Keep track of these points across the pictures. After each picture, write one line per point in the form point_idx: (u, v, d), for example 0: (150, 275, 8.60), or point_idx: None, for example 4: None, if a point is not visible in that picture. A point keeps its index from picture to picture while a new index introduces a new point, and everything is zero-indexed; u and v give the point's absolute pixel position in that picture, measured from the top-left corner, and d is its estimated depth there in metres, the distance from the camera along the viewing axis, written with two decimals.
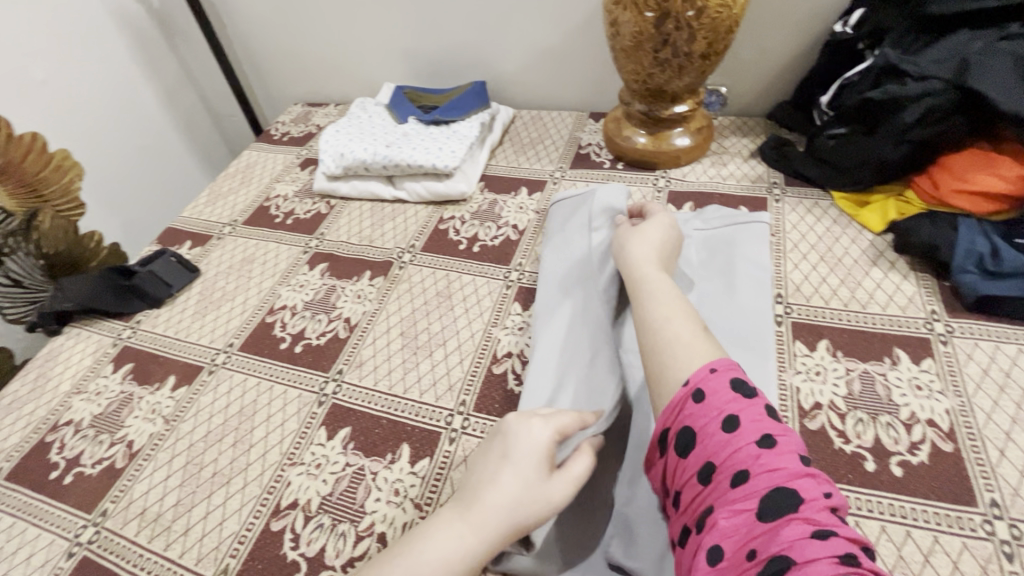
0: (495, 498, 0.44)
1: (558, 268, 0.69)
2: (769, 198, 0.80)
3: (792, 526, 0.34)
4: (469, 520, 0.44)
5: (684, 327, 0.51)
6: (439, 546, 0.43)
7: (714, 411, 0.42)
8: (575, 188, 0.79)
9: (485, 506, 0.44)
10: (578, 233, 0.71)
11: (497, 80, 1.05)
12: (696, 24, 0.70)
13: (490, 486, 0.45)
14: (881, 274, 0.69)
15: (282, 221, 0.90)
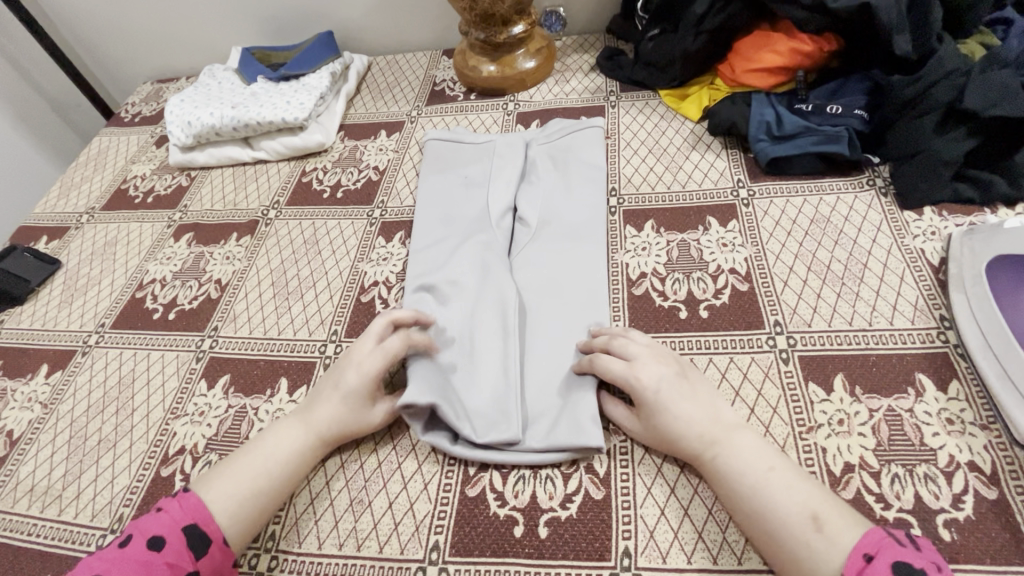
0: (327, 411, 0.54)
1: (451, 207, 0.75)
2: (605, 105, 0.87)
3: None
4: (304, 424, 0.54)
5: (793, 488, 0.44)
6: (279, 445, 0.53)
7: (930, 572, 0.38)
8: (450, 129, 0.84)
9: (318, 414, 0.54)
10: (473, 177, 0.77)
11: (346, 29, 1.05)
12: None
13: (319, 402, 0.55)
14: (698, 155, 0.77)
15: (143, 201, 0.88)
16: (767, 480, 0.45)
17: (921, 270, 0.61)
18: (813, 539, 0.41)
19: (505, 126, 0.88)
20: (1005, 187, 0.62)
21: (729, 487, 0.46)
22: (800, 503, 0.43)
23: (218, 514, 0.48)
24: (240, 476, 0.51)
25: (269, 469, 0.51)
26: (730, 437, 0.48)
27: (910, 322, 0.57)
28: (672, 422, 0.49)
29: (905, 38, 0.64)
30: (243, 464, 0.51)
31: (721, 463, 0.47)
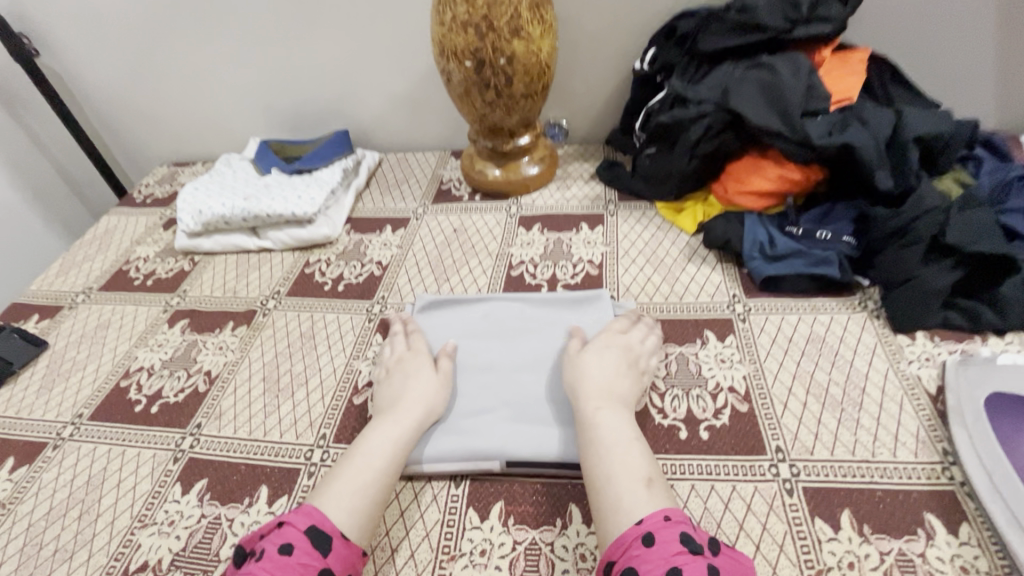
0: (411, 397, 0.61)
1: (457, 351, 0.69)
2: (604, 214, 0.91)
3: None
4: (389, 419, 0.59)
5: (631, 462, 0.51)
6: (377, 440, 0.56)
7: (659, 560, 0.42)
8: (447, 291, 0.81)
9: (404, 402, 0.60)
10: (479, 327, 0.72)
11: (360, 127, 1.11)
12: (510, 70, 0.78)
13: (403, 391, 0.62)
14: (694, 268, 0.79)
15: (142, 283, 0.89)
16: (622, 450, 0.52)
17: (920, 398, 0.61)
18: (638, 491, 0.48)
19: (507, 228, 0.91)
20: (993, 317, 0.64)
21: (596, 432, 0.53)
22: (638, 467, 0.50)
23: (340, 524, 0.49)
24: (350, 487, 0.52)
25: (376, 466, 0.54)
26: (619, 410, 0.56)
27: (913, 455, 0.56)
28: (584, 380, 0.59)
29: (885, 174, 0.69)
30: (347, 472, 0.53)
31: (599, 418, 0.55)
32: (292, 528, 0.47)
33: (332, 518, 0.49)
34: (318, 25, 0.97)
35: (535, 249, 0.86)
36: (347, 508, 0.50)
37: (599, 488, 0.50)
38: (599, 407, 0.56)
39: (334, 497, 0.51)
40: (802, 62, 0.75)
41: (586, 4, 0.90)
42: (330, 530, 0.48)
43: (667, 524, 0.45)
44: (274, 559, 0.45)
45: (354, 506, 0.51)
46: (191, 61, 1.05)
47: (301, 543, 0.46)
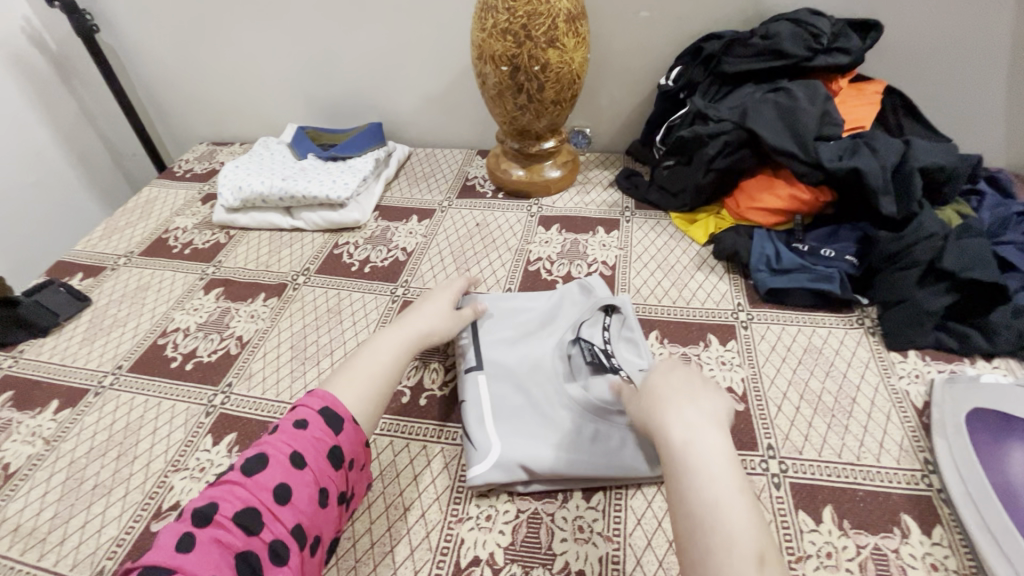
0: (418, 318, 0.69)
1: (499, 348, 0.70)
2: (620, 219, 0.95)
3: None
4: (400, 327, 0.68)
5: (731, 512, 0.44)
6: (387, 342, 0.66)
7: None
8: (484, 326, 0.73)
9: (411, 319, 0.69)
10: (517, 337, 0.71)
11: (393, 120, 1.16)
12: (543, 76, 0.83)
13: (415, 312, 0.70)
14: (703, 275, 0.84)
15: (180, 251, 0.94)
16: (724, 486, 0.46)
17: (906, 411, 0.65)
18: (745, 547, 0.42)
19: (527, 226, 0.95)
20: (982, 341, 0.68)
21: (687, 471, 0.47)
22: (737, 514, 0.44)
23: (348, 405, 0.58)
24: (357, 381, 0.61)
25: (386, 364, 0.63)
26: (709, 436, 0.50)
27: (895, 462, 0.60)
28: (665, 413, 0.52)
29: (890, 200, 0.73)
30: (360, 365, 0.62)
31: (693, 453, 0.48)
32: (295, 434, 0.54)
33: (343, 402, 0.58)
34: (362, 19, 1.02)
35: (552, 247, 0.91)
36: (350, 388, 0.59)
37: (703, 533, 0.44)
38: (689, 437, 0.49)
39: (344, 386, 0.60)
40: (819, 90, 0.79)
41: (618, 19, 0.95)
42: (329, 423, 0.55)
43: None
44: (276, 465, 0.52)
45: (358, 401, 0.59)
46: (238, 46, 1.11)
47: (314, 422, 0.55)
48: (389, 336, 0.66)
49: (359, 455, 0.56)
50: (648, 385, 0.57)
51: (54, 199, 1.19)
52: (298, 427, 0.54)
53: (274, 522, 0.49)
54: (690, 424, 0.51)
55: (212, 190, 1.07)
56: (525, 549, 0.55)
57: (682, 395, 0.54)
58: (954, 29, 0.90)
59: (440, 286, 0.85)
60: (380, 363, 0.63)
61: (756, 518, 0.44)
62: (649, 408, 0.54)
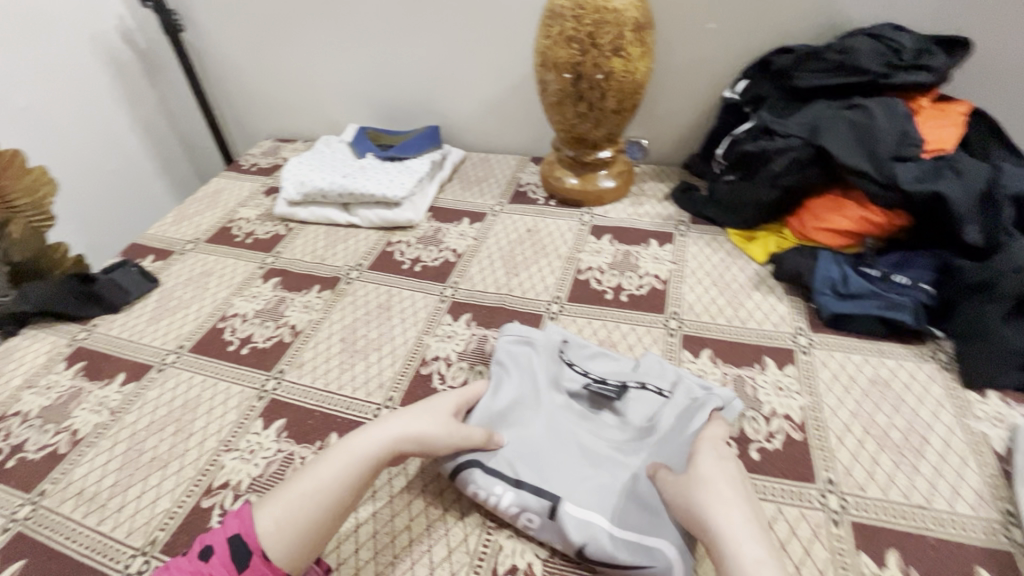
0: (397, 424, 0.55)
1: (541, 384, 0.64)
2: (675, 233, 0.93)
3: None
4: (370, 435, 0.54)
5: None
6: (343, 462, 0.52)
7: None
8: (521, 357, 0.67)
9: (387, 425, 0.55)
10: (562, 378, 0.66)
11: (450, 124, 1.18)
12: (605, 85, 0.83)
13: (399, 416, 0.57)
14: (760, 295, 0.80)
15: (242, 240, 0.98)
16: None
17: (986, 456, 0.60)
18: None
19: (578, 235, 0.94)
20: None
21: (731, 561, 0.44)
22: None
23: (266, 544, 0.48)
24: (291, 505, 0.50)
25: (324, 492, 0.51)
26: (749, 519, 0.47)
27: (971, 510, 0.55)
28: (702, 484, 0.49)
29: (974, 228, 0.68)
30: (300, 485, 0.51)
31: (733, 539, 0.45)
32: (223, 529, 0.49)
33: (260, 531, 0.49)
34: (427, 25, 1.05)
35: (603, 257, 0.89)
36: (276, 519, 0.49)
37: None
38: (731, 516, 0.46)
39: (275, 507, 0.50)
40: (899, 107, 0.75)
41: (684, 30, 0.94)
42: (252, 546, 0.48)
43: None
44: (193, 561, 0.48)
45: (285, 522, 0.49)
46: (308, 48, 1.15)
47: (219, 554, 0.47)
48: (350, 445, 0.54)
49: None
50: (691, 456, 0.53)
51: (132, 185, 1.26)
52: (202, 556, 0.48)
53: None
54: (728, 500, 0.48)
55: (275, 184, 1.12)
56: (567, 562, 0.53)
57: (721, 470, 0.51)
58: None
59: (488, 289, 0.85)
60: (329, 484, 0.51)
61: None
62: (681, 481, 0.51)
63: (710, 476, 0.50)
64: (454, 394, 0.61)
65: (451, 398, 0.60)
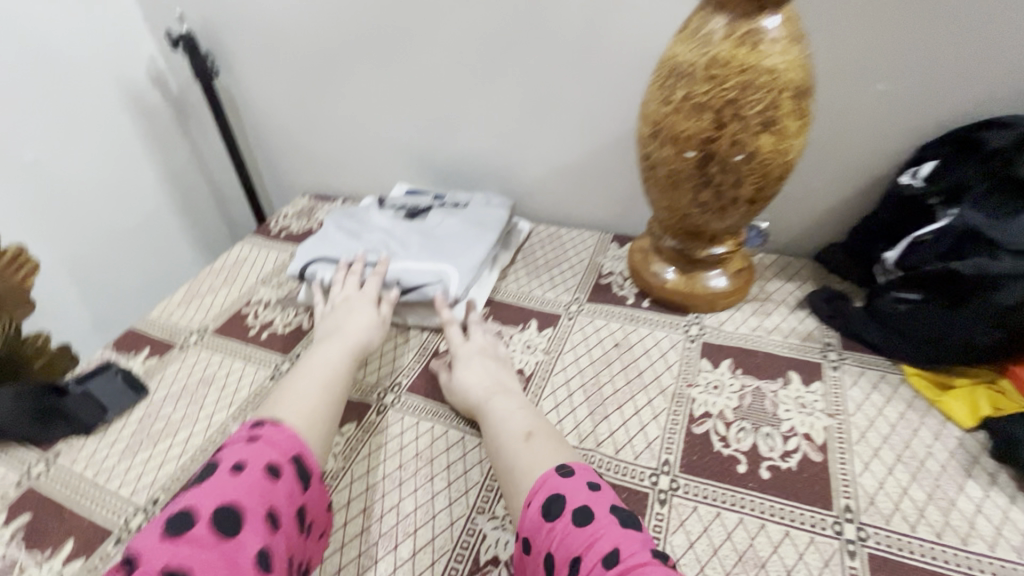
0: (354, 321, 0.69)
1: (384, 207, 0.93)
2: (824, 364, 0.68)
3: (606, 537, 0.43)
4: (338, 339, 0.67)
5: (523, 421, 0.57)
6: (329, 355, 0.64)
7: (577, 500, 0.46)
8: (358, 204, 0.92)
9: (349, 329, 0.68)
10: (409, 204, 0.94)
11: (515, 190, 0.97)
12: (745, 169, 0.60)
13: (345, 320, 0.69)
14: (980, 489, 0.54)
15: (256, 334, 0.79)
16: (520, 422, 0.57)
17: None
18: (519, 446, 0.54)
19: (686, 357, 0.70)
20: None
21: (491, 417, 0.59)
22: (520, 424, 0.57)
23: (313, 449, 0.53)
24: (313, 386, 0.60)
25: (329, 385, 0.60)
26: (507, 395, 0.61)
27: None
28: (474, 387, 0.63)
29: None
30: (309, 369, 0.62)
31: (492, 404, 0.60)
32: (271, 447, 0.50)
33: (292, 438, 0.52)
34: (497, 78, 0.86)
35: (726, 397, 0.65)
36: (296, 409, 0.56)
37: (512, 446, 0.54)
38: (492, 397, 0.61)
39: (296, 394, 0.58)
40: None
41: (840, 92, 0.70)
42: (310, 465, 0.51)
43: (586, 493, 0.47)
44: (233, 477, 0.46)
45: (316, 406, 0.57)
46: (356, 99, 0.98)
47: (259, 468, 0.48)
48: (326, 353, 0.65)
49: (321, 519, 0.51)
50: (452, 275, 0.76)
51: (152, 243, 1.12)
52: (235, 469, 0.47)
53: (246, 526, 0.44)
54: (489, 396, 0.61)
55: None
56: None
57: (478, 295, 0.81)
58: None
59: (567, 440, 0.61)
60: (338, 376, 0.62)
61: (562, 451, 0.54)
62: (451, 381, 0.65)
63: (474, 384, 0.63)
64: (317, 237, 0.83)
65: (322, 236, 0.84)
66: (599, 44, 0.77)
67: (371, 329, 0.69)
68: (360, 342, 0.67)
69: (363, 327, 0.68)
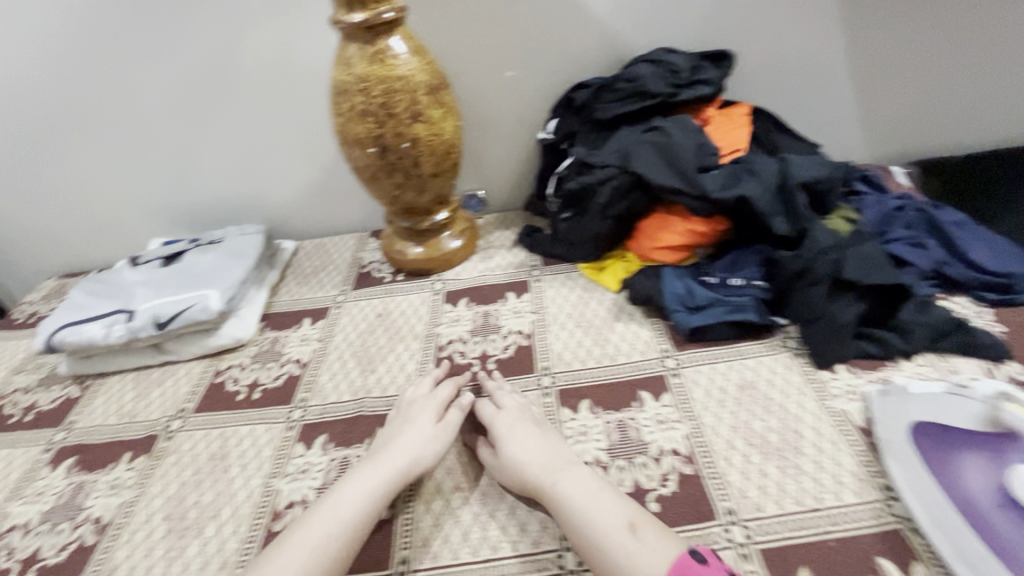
0: (404, 439, 0.61)
1: (136, 261, 0.96)
2: (530, 280, 0.91)
3: None
4: (378, 465, 0.58)
5: (603, 497, 0.53)
6: (353, 489, 0.55)
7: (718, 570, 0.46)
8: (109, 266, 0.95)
9: (391, 448, 0.60)
10: (162, 251, 0.98)
11: (272, 217, 1.06)
12: (415, 152, 0.78)
13: (400, 436, 0.61)
14: (623, 325, 0.80)
15: (20, 420, 0.78)
16: (597, 497, 0.53)
17: (852, 433, 0.62)
18: (625, 541, 0.49)
19: (433, 306, 0.88)
20: (898, 342, 0.69)
21: (562, 502, 0.53)
22: (617, 515, 0.51)
23: None
24: (333, 522, 0.52)
25: (343, 521, 0.53)
26: (570, 470, 0.56)
27: (856, 496, 0.56)
28: (525, 465, 0.57)
29: (781, 220, 0.73)
30: (321, 510, 0.53)
31: (563, 485, 0.54)
32: None
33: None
34: (219, 121, 0.95)
35: (463, 325, 0.84)
36: (299, 558, 0.49)
37: (590, 532, 0.50)
38: (555, 479, 0.55)
39: (295, 545, 0.50)
40: (689, 122, 0.80)
41: (485, 82, 0.94)
42: None
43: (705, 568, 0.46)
44: None
45: (326, 548, 0.50)
46: (81, 168, 0.99)
47: None
48: (343, 496, 0.55)
49: None
50: (208, 295, 0.82)
51: None
52: None
53: None
54: (557, 471, 0.56)
55: None
56: None
57: (245, 307, 0.88)
58: (795, 51, 0.96)
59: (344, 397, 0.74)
60: (346, 520, 0.53)
61: (631, 512, 0.51)
62: (506, 460, 0.59)
63: (528, 467, 0.57)
64: (64, 306, 0.85)
65: (69, 303, 0.86)
66: (295, 77, 0.91)
67: (428, 445, 0.61)
68: (415, 458, 0.60)
69: (421, 446, 0.61)
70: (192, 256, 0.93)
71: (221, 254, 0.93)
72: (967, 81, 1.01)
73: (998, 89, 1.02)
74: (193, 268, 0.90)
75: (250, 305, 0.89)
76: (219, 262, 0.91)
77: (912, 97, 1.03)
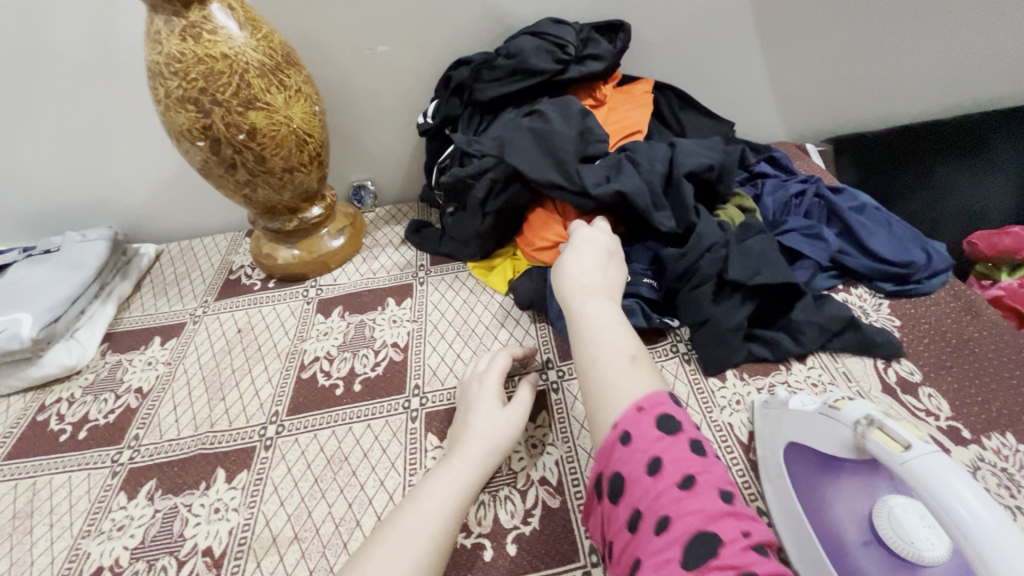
0: (480, 423, 0.55)
1: None
2: (414, 283, 0.82)
3: (724, 520, 0.36)
4: (459, 455, 0.52)
5: (620, 338, 0.51)
6: (442, 480, 0.50)
7: (637, 454, 0.41)
8: None
9: (468, 438, 0.54)
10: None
11: (128, 217, 0.93)
12: (255, 145, 0.67)
13: (465, 430, 0.55)
14: (507, 332, 0.72)
15: None
16: (617, 339, 0.51)
17: (733, 450, 0.57)
18: (623, 369, 0.48)
19: (303, 318, 0.78)
20: (790, 344, 0.64)
21: (580, 320, 0.54)
22: (621, 345, 0.50)
23: None
24: (409, 538, 0.44)
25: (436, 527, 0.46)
26: (605, 298, 0.56)
27: None
28: (571, 277, 0.59)
29: (665, 215, 0.66)
30: (406, 518, 0.46)
31: (586, 310, 0.55)
32: None
33: None
34: (37, 109, 0.80)
35: (333, 339, 0.74)
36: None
37: (593, 354, 0.50)
38: (587, 303, 0.55)
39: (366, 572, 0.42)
40: (571, 105, 0.72)
41: (354, 59, 0.82)
42: None
43: (641, 415, 0.43)
44: None
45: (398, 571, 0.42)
46: None
47: None
48: (430, 491, 0.49)
49: None
50: (21, 320, 0.70)
51: None
52: None
53: None
54: (591, 293, 0.56)
55: None
56: None
57: (80, 329, 0.77)
58: (701, 21, 0.88)
59: (184, 433, 0.65)
60: (440, 511, 0.47)
61: (635, 348, 0.50)
62: (561, 273, 0.60)
63: (568, 289, 0.58)
64: None
65: None
66: (121, 55, 0.77)
67: (508, 426, 0.55)
68: (493, 450, 0.53)
69: (496, 431, 0.54)
70: (17, 269, 0.81)
71: (54, 264, 0.80)
72: (880, 51, 0.95)
73: (911, 58, 0.97)
74: (14, 283, 0.78)
75: (89, 325, 0.78)
76: (49, 275, 0.78)
77: (824, 69, 0.97)
